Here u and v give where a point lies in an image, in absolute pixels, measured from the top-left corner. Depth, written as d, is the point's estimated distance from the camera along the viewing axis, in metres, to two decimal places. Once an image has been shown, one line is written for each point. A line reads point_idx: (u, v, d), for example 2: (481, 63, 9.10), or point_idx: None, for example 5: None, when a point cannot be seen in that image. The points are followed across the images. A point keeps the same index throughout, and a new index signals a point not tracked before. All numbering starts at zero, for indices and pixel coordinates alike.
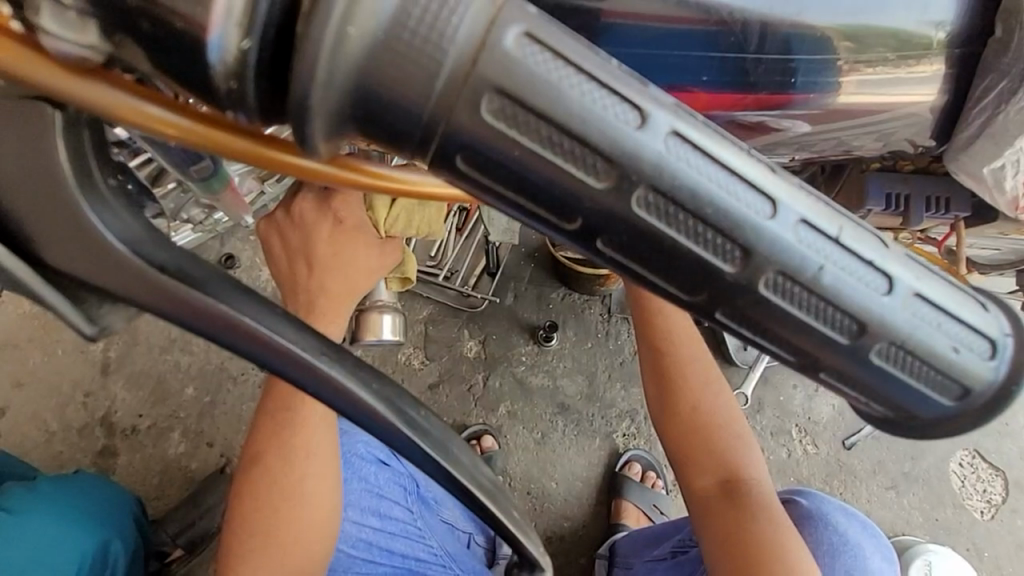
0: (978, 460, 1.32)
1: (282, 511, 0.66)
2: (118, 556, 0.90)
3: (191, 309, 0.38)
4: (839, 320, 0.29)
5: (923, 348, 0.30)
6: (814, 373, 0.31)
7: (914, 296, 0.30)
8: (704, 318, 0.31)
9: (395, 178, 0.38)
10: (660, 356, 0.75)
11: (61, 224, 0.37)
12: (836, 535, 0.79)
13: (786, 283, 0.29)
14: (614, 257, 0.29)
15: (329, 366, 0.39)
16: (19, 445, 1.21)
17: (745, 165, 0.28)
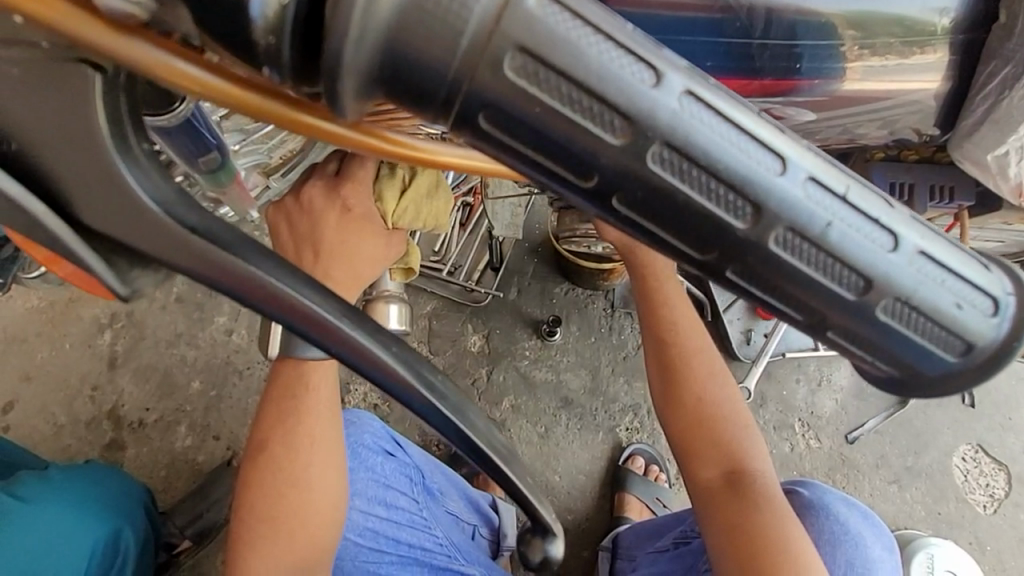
0: (980, 455, 1.32)
1: (291, 497, 0.67)
2: (128, 545, 0.91)
3: (217, 266, 0.38)
4: (846, 277, 0.30)
5: (927, 304, 0.30)
6: (821, 333, 0.32)
7: (918, 253, 0.30)
8: (714, 278, 0.31)
9: (414, 147, 0.40)
10: (666, 347, 0.76)
11: (95, 188, 0.35)
12: (837, 525, 0.79)
13: (795, 238, 0.29)
14: (628, 215, 0.30)
15: (354, 330, 0.41)
16: (28, 438, 1.22)
17: (756, 123, 0.29)
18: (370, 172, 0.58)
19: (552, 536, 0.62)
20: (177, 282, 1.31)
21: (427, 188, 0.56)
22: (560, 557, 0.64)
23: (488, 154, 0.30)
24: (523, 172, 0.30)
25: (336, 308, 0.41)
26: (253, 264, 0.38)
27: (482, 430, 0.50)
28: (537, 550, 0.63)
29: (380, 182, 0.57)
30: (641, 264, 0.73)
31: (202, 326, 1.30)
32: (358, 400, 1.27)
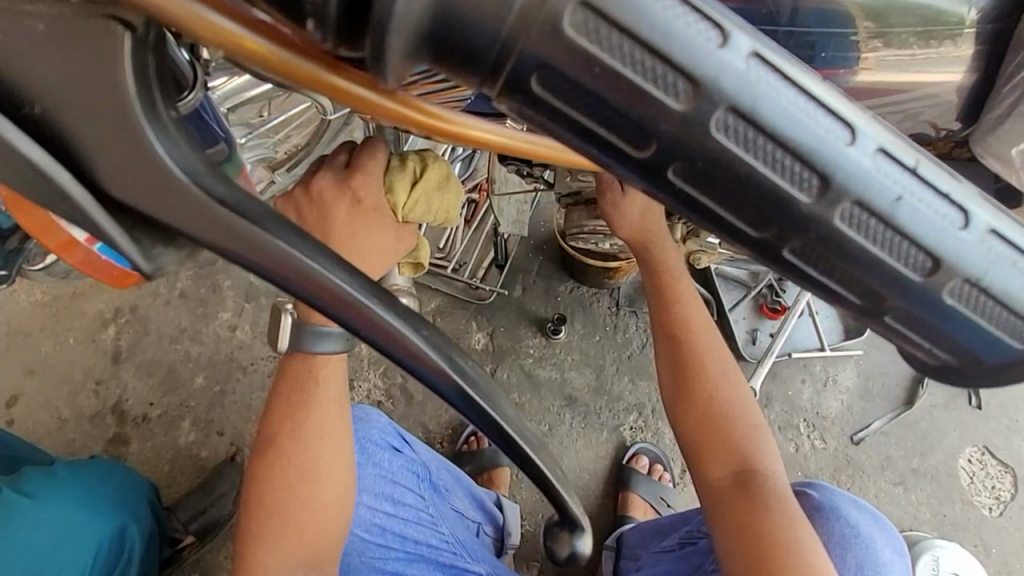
0: (987, 457, 1.31)
1: (300, 490, 0.67)
2: (133, 542, 0.92)
3: (245, 240, 0.37)
4: (913, 256, 0.30)
5: (996, 286, 0.30)
6: (878, 317, 0.32)
7: (989, 232, 0.30)
8: (770, 256, 0.31)
9: (447, 120, 0.37)
10: (679, 344, 0.76)
11: (120, 154, 0.33)
12: (847, 527, 0.79)
13: (862, 213, 0.29)
14: (684, 189, 0.29)
15: (381, 309, 0.41)
16: (31, 433, 1.22)
17: (825, 89, 0.28)
18: (381, 163, 0.58)
19: (581, 531, 0.63)
20: (182, 278, 1.31)
21: (436, 182, 0.56)
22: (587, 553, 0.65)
23: (534, 122, 0.29)
24: (573, 140, 0.29)
25: (365, 284, 0.41)
26: (281, 238, 0.37)
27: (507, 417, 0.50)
28: (564, 546, 0.64)
29: (391, 173, 0.57)
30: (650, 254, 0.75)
31: (206, 322, 1.30)
32: (361, 397, 1.27)
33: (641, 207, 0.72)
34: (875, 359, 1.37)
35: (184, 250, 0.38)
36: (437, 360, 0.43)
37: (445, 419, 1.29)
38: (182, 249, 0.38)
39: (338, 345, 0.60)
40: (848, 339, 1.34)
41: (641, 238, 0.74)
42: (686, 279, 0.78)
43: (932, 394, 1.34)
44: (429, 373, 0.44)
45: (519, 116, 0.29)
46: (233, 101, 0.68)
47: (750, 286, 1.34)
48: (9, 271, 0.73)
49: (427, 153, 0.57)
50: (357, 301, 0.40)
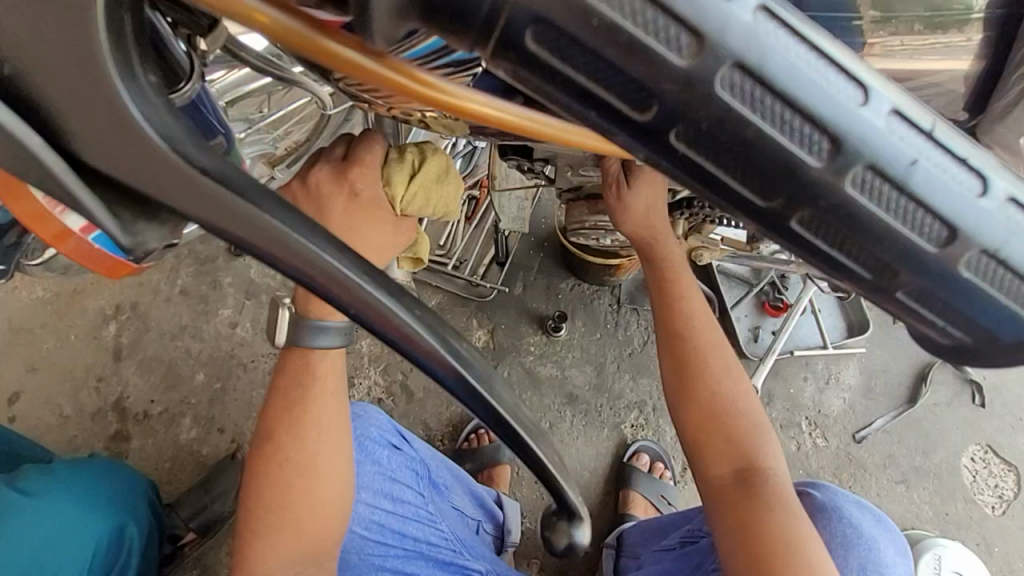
0: (990, 455, 1.31)
1: (298, 486, 0.67)
2: (133, 538, 0.92)
3: (243, 221, 0.36)
4: (928, 226, 0.27)
5: (1017, 259, 0.28)
6: (889, 294, 0.30)
7: (1009, 201, 0.28)
8: (777, 230, 0.29)
9: (448, 92, 0.34)
10: (681, 342, 0.76)
11: (95, 118, 0.31)
12: (849, 527, 0.78)
13: (875, 178, 0.27)
14: (687, 154, 0.27)
15: (365, 282, 0.39)
16: (33, 430, 1.22)
17: (834, 46, 0.26)
18: (378, 155, 0.58)
19: (578, 520, 0.60)
20: (183, 275, 1.31)
21: (436, 174, 0.56)
22: (585, 544, 0.62)
23: (528, 87, 0.27)
24: (569, 105, 0.27)
25: (349, 258, 0.39)
26: (268, 211, 0.36)
27: (505, 401, 0.48)
28: (562, 535, 0.61)
29: (388, 167, 0.57)
30: (652, 247, 0.75)
31: (207, 319, 1.30)
32: (362, 394, 1.27)
33: (645, 202, 0.71)
34: (878, 357, 1.36)
35: (169, 226, 0.36)
36: (437, 347, 0.43)
37: (446, 416, 1.29)
38: (166, 226, 0.36)
39: (335, 340, 0.60)
40: (850, 337, 1.34)
41: (643, 234, 0.73)
42: (689, 277, 0.78)
43: (935, 392, 1.34)
44: (425, 359, 0.43)
45: (511, 81, 0.27)
46: (229, 96, 0.69)
47: (753, 284, 1.34)
48: (7, 267, 0.68)
49: (427, 145, 0.57)
50: (350, 281, 0.38)
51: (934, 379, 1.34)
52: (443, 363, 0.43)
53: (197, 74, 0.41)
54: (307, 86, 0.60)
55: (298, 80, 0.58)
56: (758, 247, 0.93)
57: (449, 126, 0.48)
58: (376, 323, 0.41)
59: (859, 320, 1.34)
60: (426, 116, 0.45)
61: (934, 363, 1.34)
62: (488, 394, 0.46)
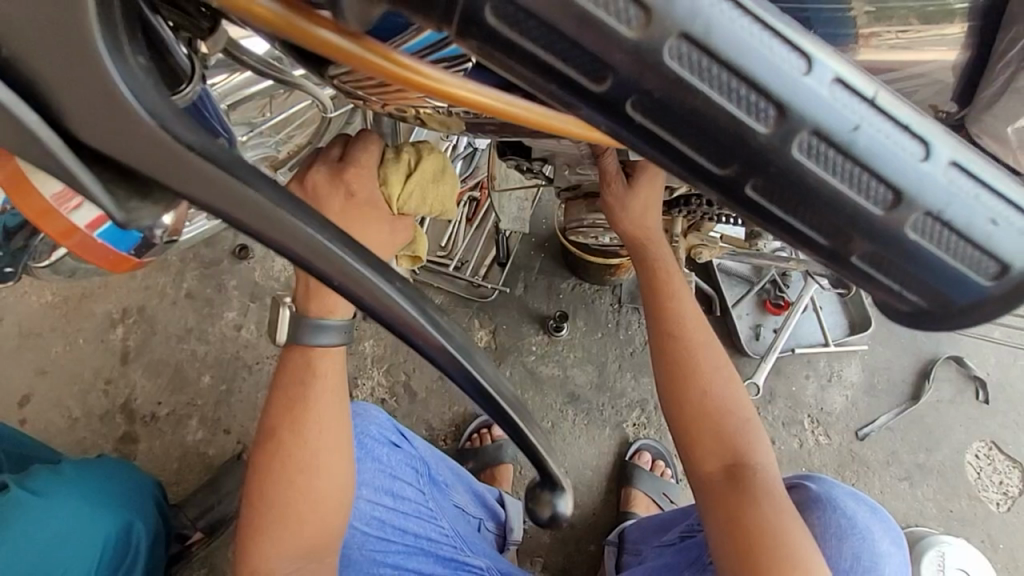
0: (994, 452, 1.30)
1: (299, 483, 0.68)
2: (140, 535, 0.94)
3: (232, 197, 0.35)
4: (874, 189, 0.28)
5: (958, 221, 0.28)
6: (844, 260, 0.30)
7: (952, 165, 0.28)
8: (734, 196, 0.29)
9: (433, 77, 0.32)
10: (671, 341, 0.77)
11: (87, 93, 0.32)
12: (844, 518, 0.78)
13: (820, 144, 0.27)
14: (644, 123, 0.27)
15: (360, 265, 0.39)
16: (43, 432, 1.24)
17: (777, 16, 0.26)
18: (375, 155, 0.59)
19: (561, 490, 0.53)
20: (188, 279, 1.33)
21: (433, 173, 0.57)
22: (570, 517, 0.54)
23: (492, 64, 0.27)
24: (532, 81, 0.27)
25: (335, 234, 0.38)
26: (253, 185, 0.36)
27: (484, 369, 0.45)
28: (547, 506, 0.53)
29: (384, 168, 0.58)
30: (641, 245, 0.76)
31: (212, 321, 1.32)
32: (365, 395, 1.28)
33: (644, 200, 0.72)
34: (881, 354, 1.35)
35: (162, 204, 0.37)
36: (414, 315, 0.41)
37: (448, 416, 1.30)
38: (159, 205, 0.36)
39: (335, 338, 0.61)
40: (852, 334, 1.34)
41: (637, 234, 0.75)
42: (680, 278, 0.79)
43: (938, 388, 1.33)
44: (409, 334, 0.42)
45: (476, 59, 0.27)
46: (232, 99, 0.70)
47: (753, 282, 1.34)
48: (15, 270, 0.65)
49: (423, 145, 0.58)
50: (331, 252, 0.38)
51: (937, 376, 1.34)
52: (426, 337, 0.42)
53: (199, 74, 0.41)
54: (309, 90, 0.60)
55: (299, 83, 0.58)
56: (757, 245, 0.94)
57: (447, 123, 0.48)
58: (364, 298, 0.40)
59: (861, 317, 1.35)
60: (420, 112, 0.46)
61: (937, 359, 1.34)
62: (470, 364, 0.44)
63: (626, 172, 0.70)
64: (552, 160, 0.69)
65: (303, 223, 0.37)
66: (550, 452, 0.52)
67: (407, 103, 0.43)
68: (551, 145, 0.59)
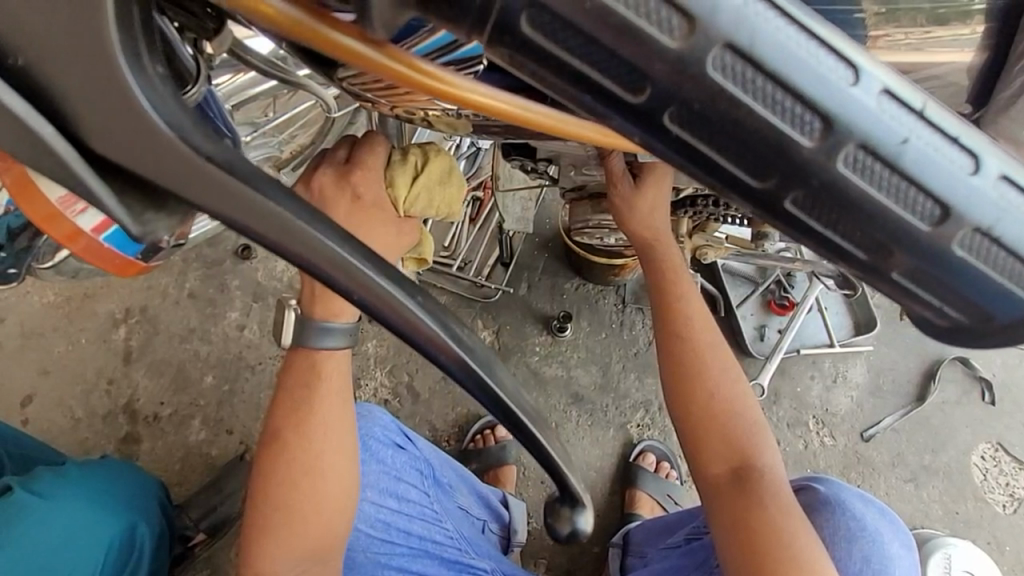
0: (1001, 453, 1.30)
1: (304, 485, 0.67)
2: (144, 537, 0.93)
3: (248, 207, 0.35)
4: (921, 204, 0.27)
5: (1009, 236, 0.28)
6: (884, 275, 0.29)
7: (1000, 178, 0.28)
8: (772, 211, 0.28)
9: (450, 81, 0.32)
10: (679, 343, 0.76)
11: (105, 106, 0.31)
12: (853, 520, 0.77)
13: (867, 157, 0.26)
14: (681, 135, 0.26)
15: (375, 274, 0.39)
16: (45, 432, 1.24)
17: (825, 27, 0.25)
18: (381, 158, 0.59)
19: (581, 507, 0.62)
20: (190, 279, 1.32)
21: (440, 175, 0.57)
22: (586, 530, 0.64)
23: (524, 73, 0.26)
24: (565, 91, 0.26)
25: (356, 247, 0.38)
26: (260, 191, 0.35)
27: (504, 382, 0.48)
28: (564, 522, 0.62)
29: (391, 170, 0.58)
30: (649, 246, 0.76)
31: (215, 322, 1.31)
32: (368, 395, 1.27)
33: (652, 202, 0.71)
34: (887, 355, 1.34)
35: (177, 216, 0.36)
36: (435, 330, 0.42)
37: (452, 417, 1.29)
38: (174, 215, 0.36)
39: (341, 340, 0.61)
40: (858, 335, 1.33)
41: (646, 236, 0.74)
42: (687, 279, 0.78)
43: (944, 389, 1.33)
44: (428, 346, 0.43)
45: (507, 68, 0.27)
46: (236, 99, 0.69)
47: (759, 282, 1.33)
48: (19, 271, 0.64)
49: (429, 146, 0.58)
50: (353, 265, 0.38)
51: (942, 377, 1.33)
52: (446, 351, 0.43)
53: (205, 74, 0.40)
54: (314, 91, 0.59)
55: (303, 83, 0.58)
56: (762, 244, 0.93)
57: (453, 125, 0.48)
58: (378, 309, 0.40)
59: (866, 317, 1.34)
60: (429, 115, 0.45)
61: (943, 360, 1.34)
62: (488, 377, 0.47)
63: (633, 172, 0.70)
64: (558, 160, 0.68)
65: (318, 232, 0.36)
66: (569, 466, 0.57)
67: (415, 104, 0.42)
68: (558, 147, 0.59)
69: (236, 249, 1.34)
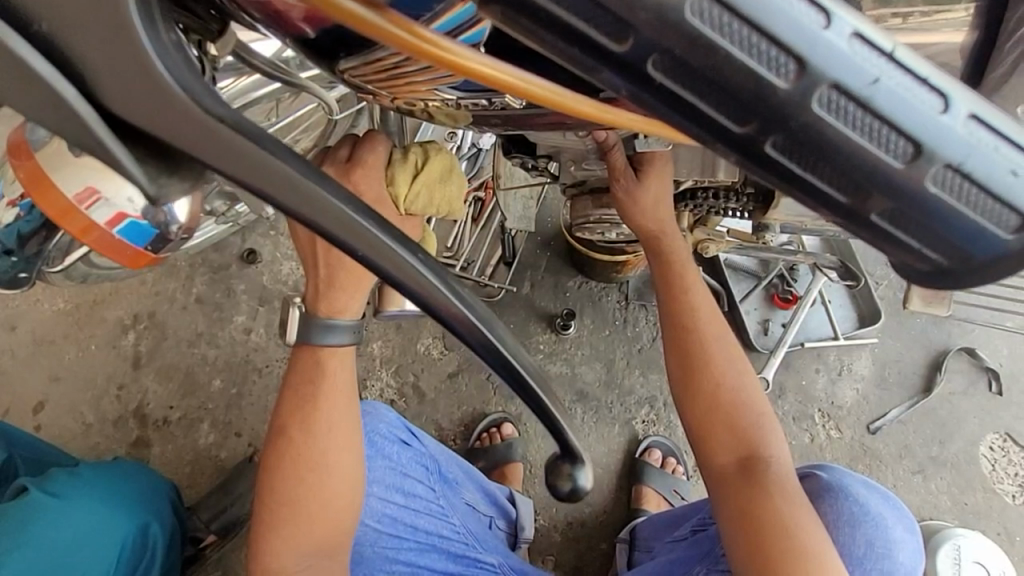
0: (1009, 443, 1.29)
1: (310, 481, 0.68)
2: (156, 536, 0.95)
3: (258, 167, 0.35)
4: (893, 142, 0.27)
5: (980, 170, 0.28)
6: (863, 219, 0.30)
7: (969, 117, 0.27)
8: (755, 157, 0.29)
9: (449, 48, 0.30)
10: (684, 335, 0.77)
11: (121, 70, 0.32)
12: (856, 505, 0.77)
13: (841, 98, 0.26)
14: (666, 85, 0.27)
15: (376, 229, 0.38)
16: (59, 437, 1.26)
17: None
18: (382, 156, 0.59)
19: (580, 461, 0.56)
20: (197, 284, 1.34)
21: (440, 173, 0.58)
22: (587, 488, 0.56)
23: (512, 29, 0.26)
24: (552, 46, 0.26)
25: (359, 206, 0.38)
26: (265, 148, 0.35)
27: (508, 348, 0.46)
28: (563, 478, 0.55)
29: (392, 168, 0.59)
30: (654, 238, 0.76)
31: (222, 326, 1.33)
32: (374, 396, 1.29)
33: (653, 193, 0.72)
34: (892, 347, 1.34)
35: (188, 181, 0.37)
36: (432, 281, 0.41)
37: (458, 416, 1.30)
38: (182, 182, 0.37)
39: (346, 337, 0.62)
40: (862, 327, 1.32)
41: (651, 227, 0.75)
42: (693, 271, 0.79)
43: (951, 379, 1.32)
44: (439, 310, 0.42)
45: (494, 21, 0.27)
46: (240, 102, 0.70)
47: (761, 277, 1.33)
48: (31, 275, 0.58)
49: (430, 145, 0.59)
50: (354, 221, 0.37)
51: (948, 368, 1.33)
52: (445, 305, 0.42)
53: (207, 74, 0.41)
54: (316, 93, 0.58)
55: (307, 86, 0.57)
56: (765, 237, 0.93)
57: (454, 116, 0.49)
58: (393, 272, 0.40)
59: (871, 309, 1.32)
60: (429, 105, 0.46)
61: (949, 352, 1.33)
62: (493, 336, 0.45)
63: (633, 166, 0.70)
64: (558, 156, 0.69)
65: (331, 193, 0.37)
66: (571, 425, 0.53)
67: (415, 95, 0.43)
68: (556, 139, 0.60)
69: (241, 253, 1.35)
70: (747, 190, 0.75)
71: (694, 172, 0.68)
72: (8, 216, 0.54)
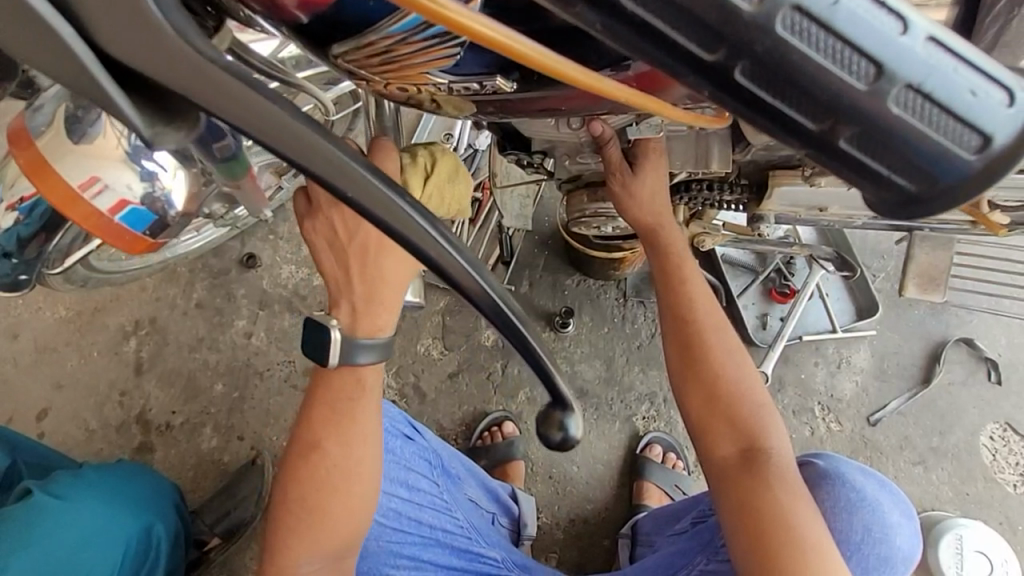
0: (1009, 433, 1.29)
1: (341, 491, 0.69)
2: (161, 535, 0.96)
3: (254, 111, 0.35)
4: (855, 64, 0.28)
5: (939, 90, 0.28)
6: (832, 145, 0.30)
7: (927, 38, 0.28)
8: (727, 88, 0.29)
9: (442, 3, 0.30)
10: (684, 326, 0.77)
11: (116, 10, 0.32)
12: (853, 492, 0.78)
13: (803, 20, 0.27)
14: (637, 12, 0.27)
15: (369, 173, 0.39)
16: (62, 445, 1.27)
17: None
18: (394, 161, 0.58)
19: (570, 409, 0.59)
20: (198, 289, 1.35)
21: (448, 173, 0.60)
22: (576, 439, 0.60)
23: None
24: None
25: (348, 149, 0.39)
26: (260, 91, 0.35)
27: None
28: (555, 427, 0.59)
29: (404, 171, 0.59)
30: (654, 229, 0.77)
31: (223, 330, 1.33)
32: None
33: (651, 186, 0.72)
34: (890, 339, 1.34)
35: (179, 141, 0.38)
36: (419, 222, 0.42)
37: (459, 416, 1.31)
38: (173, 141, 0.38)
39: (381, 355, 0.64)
40: (860, 320, 1.33)
41: (649, 220, 0.75)
42: (692, 262, 0.79)
43: (950, 370, 1.32)
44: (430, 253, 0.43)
45: None
46: None
47: (758, 271, 1.34)
48: (31, 277, 0.59)
49: (434, 148, 0.62)
50: (351, 166, 0.38)
51: (947, 358, 1.33)
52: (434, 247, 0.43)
53: None
54: (313, 93, 0.58)
55: (303, 86, 0.57)
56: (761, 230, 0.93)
57: (459, 105, 0.50)
58: (386, 220, 0.41)
59: (868, 302, 1.33)
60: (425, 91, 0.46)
61: (947, 342, 1.33)
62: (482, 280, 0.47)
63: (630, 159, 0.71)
64: (553, 151, 0.70)
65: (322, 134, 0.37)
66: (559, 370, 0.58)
67: (410, 81, 0.44)
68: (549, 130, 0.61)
69: (240, 258, 1.36)
70: (742, 181, 0.76)
71: (688, 164, 0.69)
72: (7, 221, 0.55)
